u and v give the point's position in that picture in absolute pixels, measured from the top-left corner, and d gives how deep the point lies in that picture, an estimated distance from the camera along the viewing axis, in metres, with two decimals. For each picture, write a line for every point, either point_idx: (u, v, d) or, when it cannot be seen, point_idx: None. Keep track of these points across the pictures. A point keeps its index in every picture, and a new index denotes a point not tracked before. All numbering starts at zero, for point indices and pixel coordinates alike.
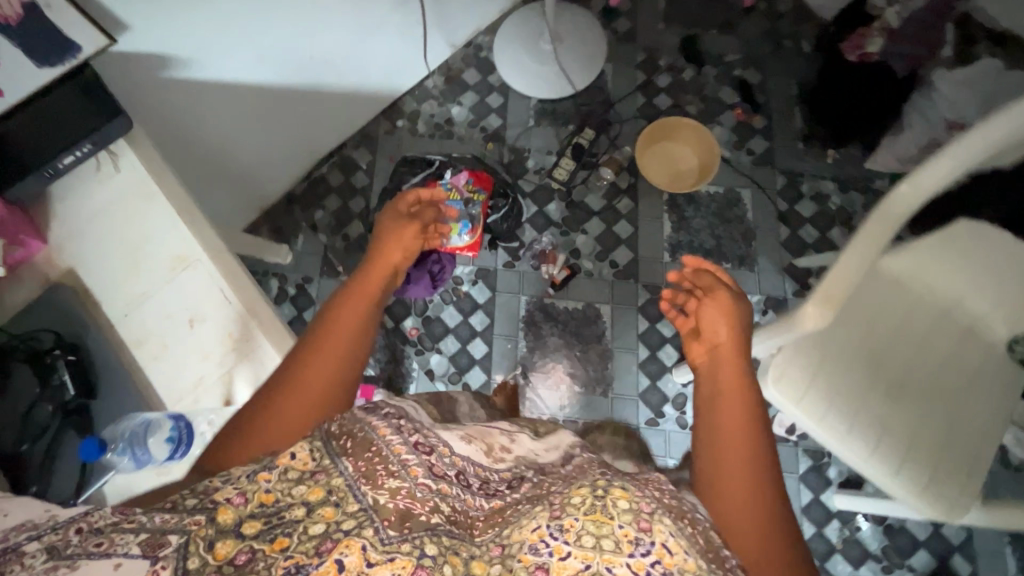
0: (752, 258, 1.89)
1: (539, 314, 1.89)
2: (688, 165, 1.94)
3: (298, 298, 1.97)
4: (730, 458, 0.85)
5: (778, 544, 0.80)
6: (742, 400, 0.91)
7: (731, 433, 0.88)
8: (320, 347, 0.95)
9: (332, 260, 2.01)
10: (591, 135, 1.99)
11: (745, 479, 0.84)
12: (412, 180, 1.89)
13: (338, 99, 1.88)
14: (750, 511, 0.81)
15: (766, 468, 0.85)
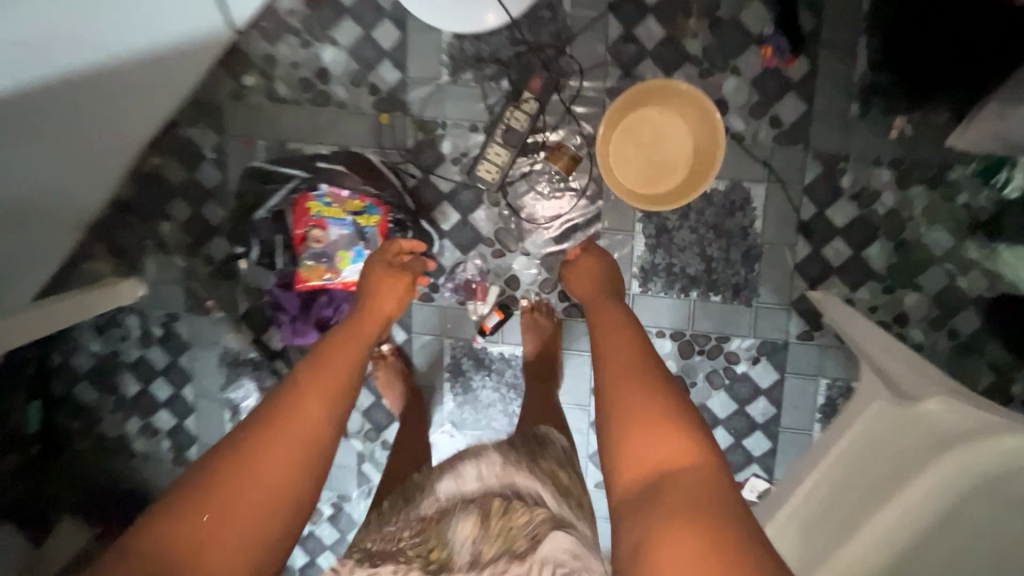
0: (751, 287, 1.39)
1: (468, 362, 1.48)
2: (676, 159, 1.31)
3: (167, 340, 1.56)
4: (633, 407, 0.81)
5: (705, 477, 0.70)
6: (630, 345, 0.95)
7: (624, 382, 0.86)
8: (281, 433, 0.79)
9: (198, 291, 1.52)
10: (531, 105, 1.31)
11: (655, 427, 0.77)
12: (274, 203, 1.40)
13: (139, 74, 1.16)
14: (665, 438, 0.74)
15: (682, 417, 0.78)
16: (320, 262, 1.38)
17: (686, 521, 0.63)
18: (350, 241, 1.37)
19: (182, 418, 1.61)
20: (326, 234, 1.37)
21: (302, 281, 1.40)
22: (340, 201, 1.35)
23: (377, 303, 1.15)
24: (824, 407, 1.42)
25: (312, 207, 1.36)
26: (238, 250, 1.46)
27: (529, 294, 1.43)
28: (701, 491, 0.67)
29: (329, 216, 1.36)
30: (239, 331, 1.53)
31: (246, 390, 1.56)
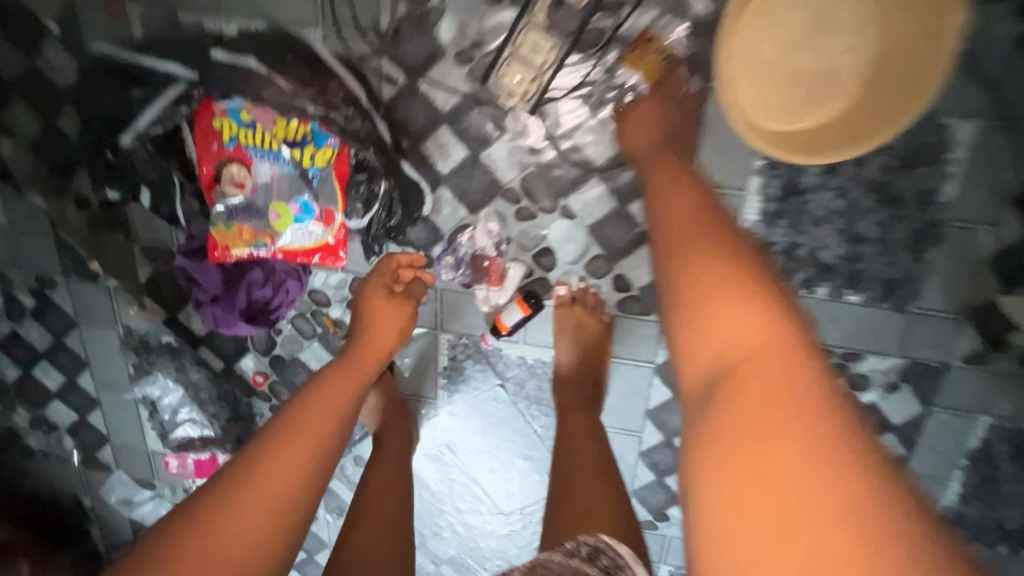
0: (912, 286, 0.90)
1: (474, 366, 1.04)
2: (847, 72, 0.76)
3: (43, 313, 1.10)
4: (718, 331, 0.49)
5: (841, 461, 0.37)
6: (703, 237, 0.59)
7: (712, 292, 0.52)
8: (267, 469, 0.64)
9: (73, 248, 1.02)
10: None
11: (750, 374, 0.44)
12: (146, 118, 0.83)
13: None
14: (775, 431, 0.40)
15: (789, 341, 0.45)
16: (243, 221, 0.88)
17: (808, 546, 0.34)
18: (288, 189, 0.86)
19: (84, 412, 1.19)
20: (248, 175, 0.85)
21: (218, 249, 0.90)
22: (268, 123, 0.81)
23: (376, 318, 0.88)
24: (974, 452, 1.00)
25: (222, 130, 0.82)
26: (112, 195, 0.92)
27: (568, 278, 0.95)
28: (824, 473, 0.37)
29: (252, 147, 0.83)
30: (144, 307, 1.06)
31: (163, 386, 1.13)
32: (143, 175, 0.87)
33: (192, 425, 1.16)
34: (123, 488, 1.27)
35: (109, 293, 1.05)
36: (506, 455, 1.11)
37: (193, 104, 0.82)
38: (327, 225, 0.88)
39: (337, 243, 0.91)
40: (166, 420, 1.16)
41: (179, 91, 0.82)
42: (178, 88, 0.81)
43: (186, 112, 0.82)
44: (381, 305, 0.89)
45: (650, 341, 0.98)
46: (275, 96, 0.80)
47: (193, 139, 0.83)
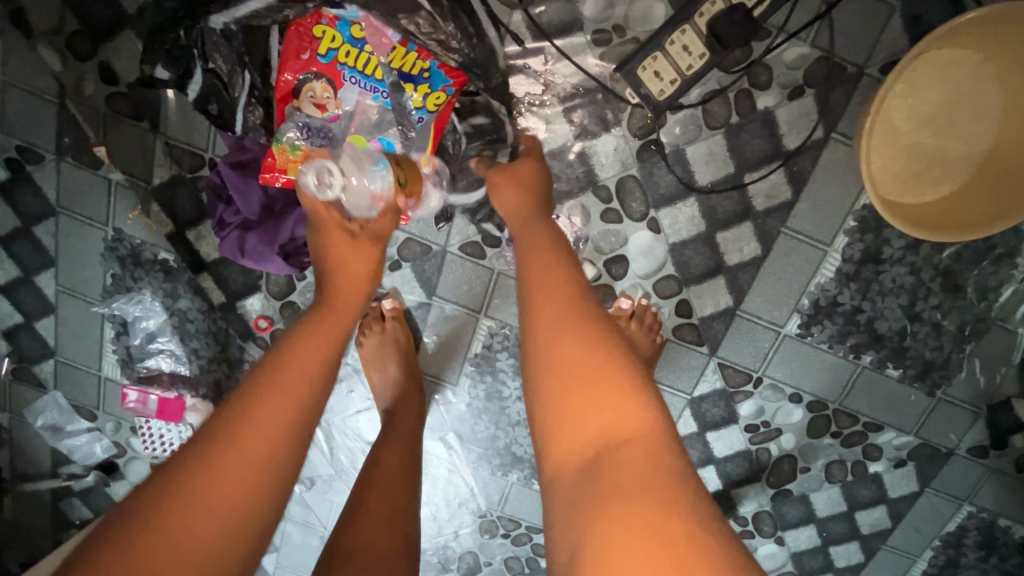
0: (946, 372, 0.94)
1: (507, 360, 0.98)
2: (963, 159, 0.78)
3: (15, 190, 0.91)
4: (546, 309, 0.57)
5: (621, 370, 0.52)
6: (542, 240, 0.65)
7: (544, 280, 0.60)
8: (203, 459, 0.49)
9: (81, 125, 0.86)
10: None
11: (581, 376, 0.52)
12: (244, 10, 0.69)
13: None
14: (600, 389, 0.51)
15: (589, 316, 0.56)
16: (311, 145, 0.74)
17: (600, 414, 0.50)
18: (373, 123, 0.76)
19: (31, 317, 1.00)
20: (332, 97, 0.73)
21: (272, 171, 0.76)
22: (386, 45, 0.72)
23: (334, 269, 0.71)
24: (950, 538, 1.05)
25: (320, 39, 0.71)
26: (159, 76, 0.75)
27: (632, 292, 0.91)
28: (597, 336, 0.54)
29: (349, 67, 0.73)
30: (148, 214, 0.91)
31: (147, 307, 0.97)
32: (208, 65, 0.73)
33: (167, 357, 1.01)
34: (56, 412, 1.08)
35: (110, 186, 0.89)
36: (511, 457, 1.05)
37: (303, 7, 0.69)
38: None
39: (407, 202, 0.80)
40: (135, 346, 1.00)
41: None
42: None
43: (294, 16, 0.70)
44: (337, 244, 0.71)
45: (692, 372, 0.96)
46: (423, 30, 0.69)
47: (283, 40, 0.71)
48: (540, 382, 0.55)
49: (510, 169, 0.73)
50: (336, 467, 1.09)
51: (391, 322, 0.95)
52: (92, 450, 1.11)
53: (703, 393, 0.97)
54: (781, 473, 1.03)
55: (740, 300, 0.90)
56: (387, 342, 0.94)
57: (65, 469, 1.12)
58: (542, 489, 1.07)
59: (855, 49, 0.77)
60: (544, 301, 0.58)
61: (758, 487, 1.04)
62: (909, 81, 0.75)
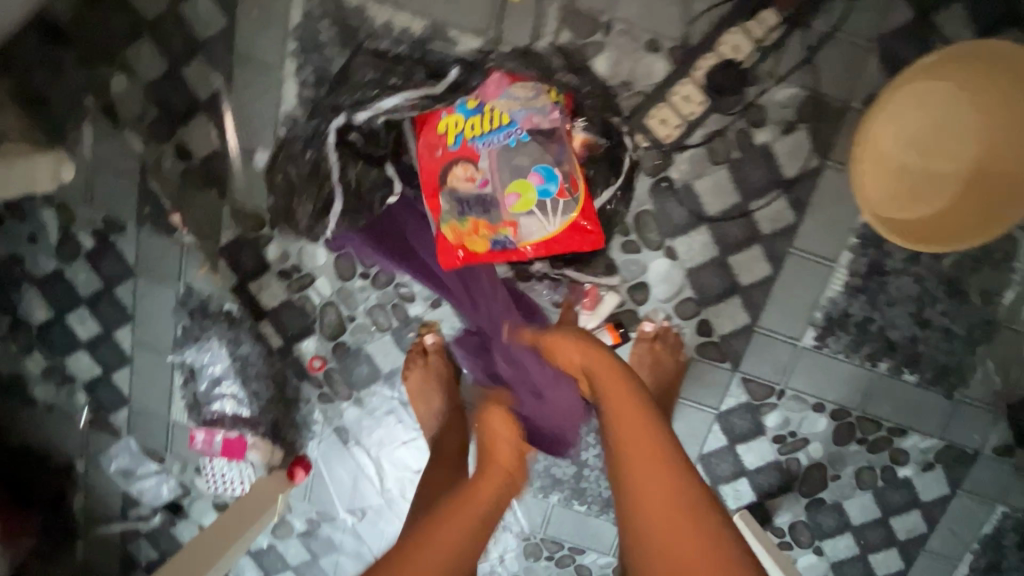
0: (963, 374, 0.99)
1: None
2: (950, 177, 0.85)
3: (101, 256, 1.03)
4: (646, 481, 0.65)
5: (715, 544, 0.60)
6: (629, 393, 0.73)
7: (638, 443, 0.68)
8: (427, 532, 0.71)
9: (159, 197, 0.98)
10: (772, 36, 0.84)
11: (653, 490, 0.65)
12: (379, 103, 0.84)
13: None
14: (702, 570, 0.59)
15: (680, 486, 0.64)
16: (478, 216, 0.81)
17: None
18: (521, 173, 0.80)
19: (110, 369, 1.11)
20: (475, 170, 0.80)
21: (462, 246, 0.83)
22: (490, 100, 0.81)
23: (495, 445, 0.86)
24: (989, 540, 1.08)
25: (448, 130, 0.81)
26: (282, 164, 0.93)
27: (655, 316, 0.99)
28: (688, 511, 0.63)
29: (479, 135, 0.80)
30: (215, 270, 1.02)
31: (213, 354, 1.07)
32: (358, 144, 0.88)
33: (231, 400, 1.10)
34: (128, 457, 1.17)
35: (184, 246, 1.01)
36: (551, 479, 1.10)
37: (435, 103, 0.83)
38: (563, 199, 0.80)
39: (585, 215, 0.82)
40: (202, 392, 1.10)
41: (425, 91, 0.83)
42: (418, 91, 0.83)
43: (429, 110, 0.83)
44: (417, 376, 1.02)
45: (718, 388, 1.02)
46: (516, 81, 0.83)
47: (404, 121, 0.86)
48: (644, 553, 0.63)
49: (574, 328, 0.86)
50: (386, 496, 1.15)
51: (433, 355, 1.03)
52: (160, 492, 1.19)
53: (729, 407, 1.03)
54: (813, 482, 1.07)
55: (756, 317, 0.97)
56: (432, 374, 1.02)
57: (134, 511, 1.21)
58: (583, 509, 1.12)
59: (840, 86, 0.86)
60: (615, 422, 0.71)
61: (792, 497, 1.08)
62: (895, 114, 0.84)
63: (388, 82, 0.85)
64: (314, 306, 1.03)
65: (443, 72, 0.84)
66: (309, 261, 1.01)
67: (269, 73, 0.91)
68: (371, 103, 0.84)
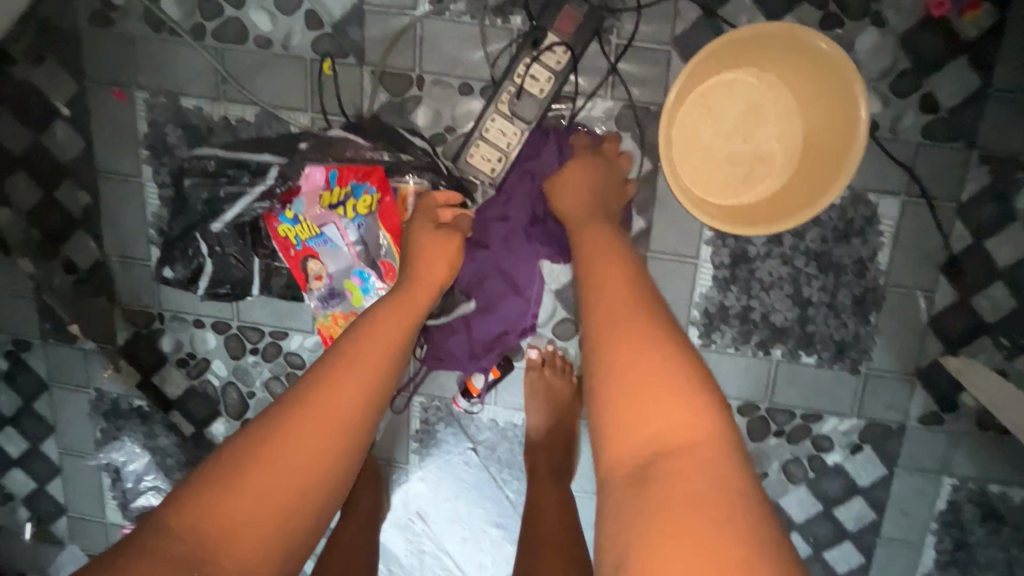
0: (862, 347, 0.95)
1: (446, 429, 1.04)
2: (775, 159, 0.86)
3: (17, 375, 1.09)
4: (610, 272, 0.67)
5: (698, 409, 0.53)
6: (592, 197, 0.82)
7: (603, 254, 0.71)
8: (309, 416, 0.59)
9: (56, 311, 1.05)
10: (563, 60, 0.86)
11: (648, 380, 0.55)
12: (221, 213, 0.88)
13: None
14: (661, 398, 0.54)
15: (664, 330, 0.59)
16: (337, 309, 0.91)
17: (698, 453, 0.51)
18: (349, 270, 0.88)
19: (43, 481, 1.15)
20: (319, 268, 0.89)
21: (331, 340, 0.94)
22: (309, 217, 0.85)
23: (419, 266, 0.80)
24: (947, 517, 1.01)
25: (288, 237, 0.88)
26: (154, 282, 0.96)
27: (537, 341, 0.99)
28: (674, 367, 0.56)
29: (310, 240, 0.87)
30: (119, 370, 1.07)
31: (129, 452, 1.10)
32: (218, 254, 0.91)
33: (156, 492, 1.11)
34: (74, 565, 1.19)
35: (87, 353, 1.06)
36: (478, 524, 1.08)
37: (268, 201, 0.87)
38: (388, 279, 0.88)
39: None
40: (129, 488, 1.12)
41: (258, 191, 0.86)
42: (249, 191, 0.86)
43: (263, 209, 0.87)
44: None
45: None
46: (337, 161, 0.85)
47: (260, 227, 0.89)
48: (606, 397, 0.57)
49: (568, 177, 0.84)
50: None
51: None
52: None
53: None
54: None
55: None
56: None
57: None
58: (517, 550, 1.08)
59: (652, 91, 0.88)
60: (596, 255, 0.71)
61: None
62: (704, 105, 0.85)
63: (222, 189, 0.88)
64: (215, 388, 1.07)
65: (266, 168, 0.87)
66: (202, 346, 1.05)
67: (130, 181, 0.97)
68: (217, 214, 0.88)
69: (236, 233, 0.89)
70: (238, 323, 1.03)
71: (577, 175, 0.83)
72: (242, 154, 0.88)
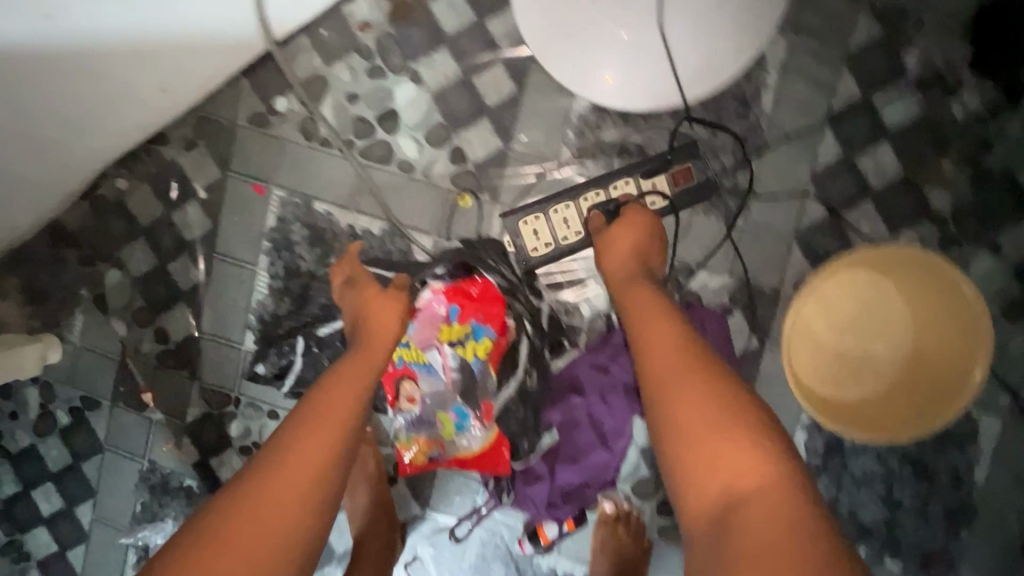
0: (949, 561, 0.92)
1: (501, 570, 0.98)
2: (888, 365, 0.87)
3: (75, 432, 1.07)
4: (653, 325, 0.67)
5: (762, 463, 0.53)
6: (632, 238, 0.81)
7: (643, 303, 0.71)
8: (267, 487, 0.57)
9: (135, 376, 1.04)
10: (660, 202, 0.88)
11: (722, 440, 0.55)
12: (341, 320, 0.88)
13: (116, 59, 0.75)
14: (721, 449, 0.55)
15: (717, 386, 0.59)
16: (421, 433, 0.91)
17: (775, 506, 0.50)
18: (451, 400, 0.89)
19: (66, 545, 1.09)
20: (417, 390, 0.90)
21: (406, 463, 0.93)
22: (417, 341, 0.89)
23: (370, 325, 0.79)
24: None
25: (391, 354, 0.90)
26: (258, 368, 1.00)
27: (612, 493, 0.95)
28: (733, 432, 0.55)
29: (416, 363, 0.90)
30: (179, 446, 1.04)
31: (166, 533, 1.05)
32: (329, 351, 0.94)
33: None
34: None
35: (153, 423, 1.04)
36: None
37: None
38: (487, 420, 0.88)
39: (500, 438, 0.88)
40: None
41: None
42: None
43: None
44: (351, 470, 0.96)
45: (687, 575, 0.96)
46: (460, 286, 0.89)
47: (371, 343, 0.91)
48: (670, 457, 0.58)
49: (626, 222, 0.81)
50: None
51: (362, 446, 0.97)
52: None
53: None
54: None
55: None
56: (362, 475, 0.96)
57: None
58: None
59: (767, 275, 0.91)
60: (649, 326, 0.68)
61: None
62: (825, 296, 0.88)
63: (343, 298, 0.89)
64: None
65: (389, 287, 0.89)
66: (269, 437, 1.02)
67: (245, 266, 1.00)
68: None
69: None
70: None
71: (624, 240, 0.80)
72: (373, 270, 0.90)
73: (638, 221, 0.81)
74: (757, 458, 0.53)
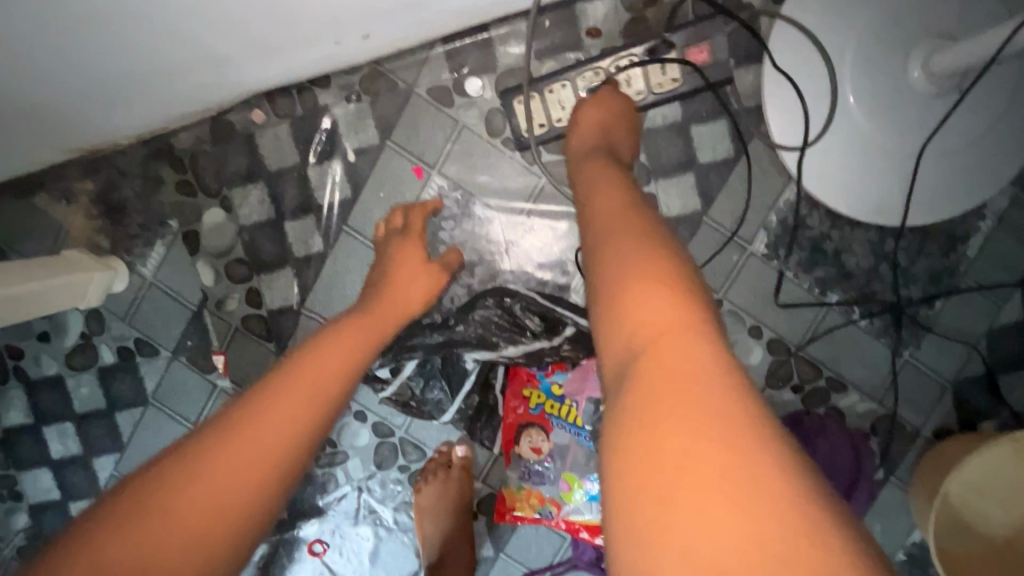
0: None
1: None
2: (986, 539, 0.85)
3: (118, 375, 0.92)
4: (601, 192, 0.58)
5: (692, 330, 0.39)
6: (592, 129, 0.73)
7: (602, 177, 0.61)
8: (232, 446, 0.48)
9: (210, 333, 0.90)
10: (670, 85, 0.85)
11: (643, 292, 0.43)
12: (500, 347, 0.84)
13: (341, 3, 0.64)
14: (647, 307, 0.42)
15: (661, 246, 0.47)
16: (537, 486, 0.84)
17: (716, 400, 0.36)
18: (583, 463, 0.83)
19: (67, 498, 0.93)
20: (546, 441, 0.83)
21: (506, 510, 0.86)
22: (568, 391, 0.82)
23: (395, 288, 0.75)
24: None
25: (531, 398, 0.83)
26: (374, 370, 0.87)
27: None
28: (661, 283, 0.43)
29: (558, 416, 0.83)
30: None
31: None
32: (462, 372, 0.87)
33: None
34: None
35: (217, 390, 0.91)
36: None
37: (538, 362, 0.83)
38: None
39: None
40: None
41: (538, 347, 0.84)
42: (535, 343, 0.84)
43: (533, 366, 0.83)
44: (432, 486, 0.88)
45: None
46: None
47: (511, 376, 0.84)
48: (604, 341, 0.44)
49: (602, 96, 0.77)
50: None
51: (456, 470, 0.88)
52: None
53: None
54: None
55: None
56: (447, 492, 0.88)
57: None
58: None
59: (917, 413, 0.89)
60: (595, 186, 0.60)
61: None
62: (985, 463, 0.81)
63: (506, 327, 0.85)
64: (337, 487, 0.92)
65: (561, 330, 0.84)
66: (349, 439, 0.91)
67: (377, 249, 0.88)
68: (485, 347, 0.85)
69: (490, 367, 0.86)
70: (400, 436, 0.91)
71: (588, 115, 0.75)
72: (547, 304, 0.85)
73: (610, 103, 0.76)
74: (668, 315, 0.41)
